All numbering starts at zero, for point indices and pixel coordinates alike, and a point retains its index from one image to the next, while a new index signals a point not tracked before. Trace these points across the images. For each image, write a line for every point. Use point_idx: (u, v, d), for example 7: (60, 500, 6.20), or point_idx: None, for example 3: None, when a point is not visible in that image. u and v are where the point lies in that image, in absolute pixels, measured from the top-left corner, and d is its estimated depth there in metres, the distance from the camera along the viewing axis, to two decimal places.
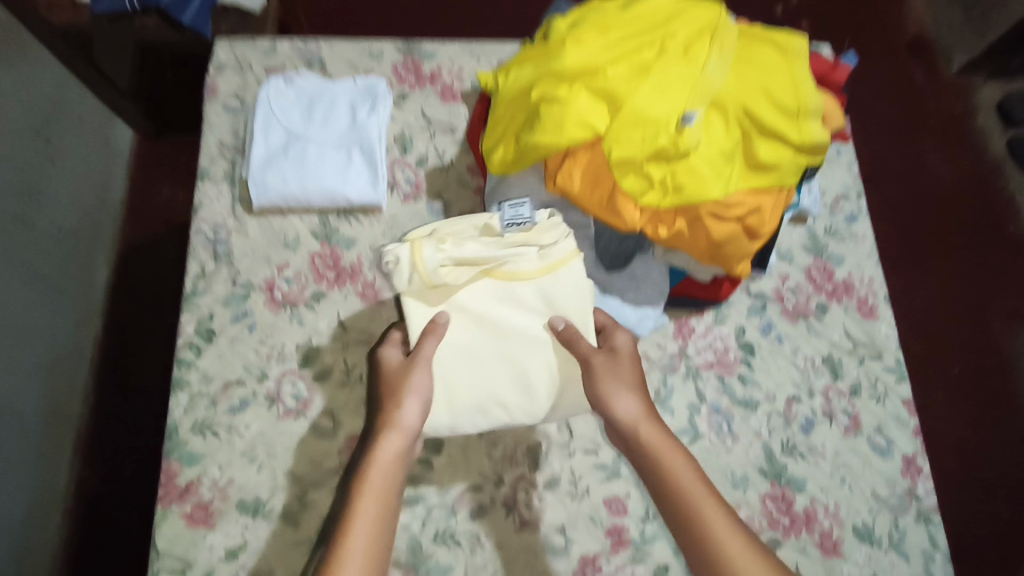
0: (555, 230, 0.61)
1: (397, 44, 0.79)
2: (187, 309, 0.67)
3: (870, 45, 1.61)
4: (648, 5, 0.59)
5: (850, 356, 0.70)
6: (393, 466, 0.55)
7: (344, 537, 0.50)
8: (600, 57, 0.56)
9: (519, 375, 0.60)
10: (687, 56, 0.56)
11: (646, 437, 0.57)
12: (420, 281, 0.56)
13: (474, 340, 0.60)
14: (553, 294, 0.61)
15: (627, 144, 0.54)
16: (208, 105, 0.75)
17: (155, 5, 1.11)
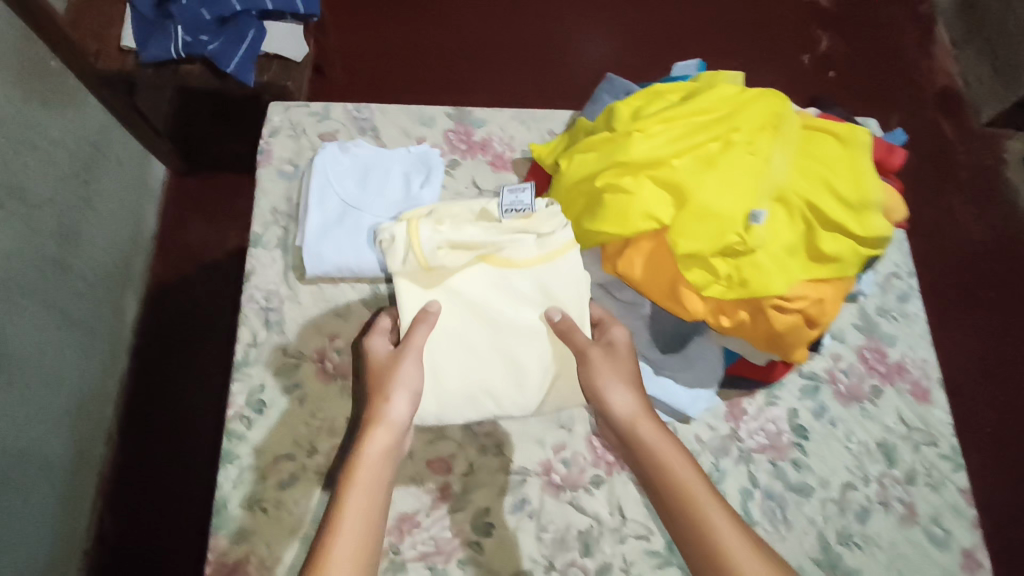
0: (555, 216, 0.60)
1: (447, 112, 0.80)
2: (238, 379, 0.67)
3: (892, 101, 1.66)
4: (712, 94, 0.59)
5: (904, 442, 0.69)
6: (377, 459, 0.53)
7: (335, 525, 0.49)
8: (665, 149, 0.56)
9: (512, 366, 0.60)
10: (752, 148, 0.56)
11: (646, 435, 0.57)
12: (414, 261, 0.56)
13: (466, 327, 0.60)
14: (552, 284, 0.60)
15: (692, 238, 0.54)
16: (263, 170, 0.76)
17: (199, 53, 1.12)
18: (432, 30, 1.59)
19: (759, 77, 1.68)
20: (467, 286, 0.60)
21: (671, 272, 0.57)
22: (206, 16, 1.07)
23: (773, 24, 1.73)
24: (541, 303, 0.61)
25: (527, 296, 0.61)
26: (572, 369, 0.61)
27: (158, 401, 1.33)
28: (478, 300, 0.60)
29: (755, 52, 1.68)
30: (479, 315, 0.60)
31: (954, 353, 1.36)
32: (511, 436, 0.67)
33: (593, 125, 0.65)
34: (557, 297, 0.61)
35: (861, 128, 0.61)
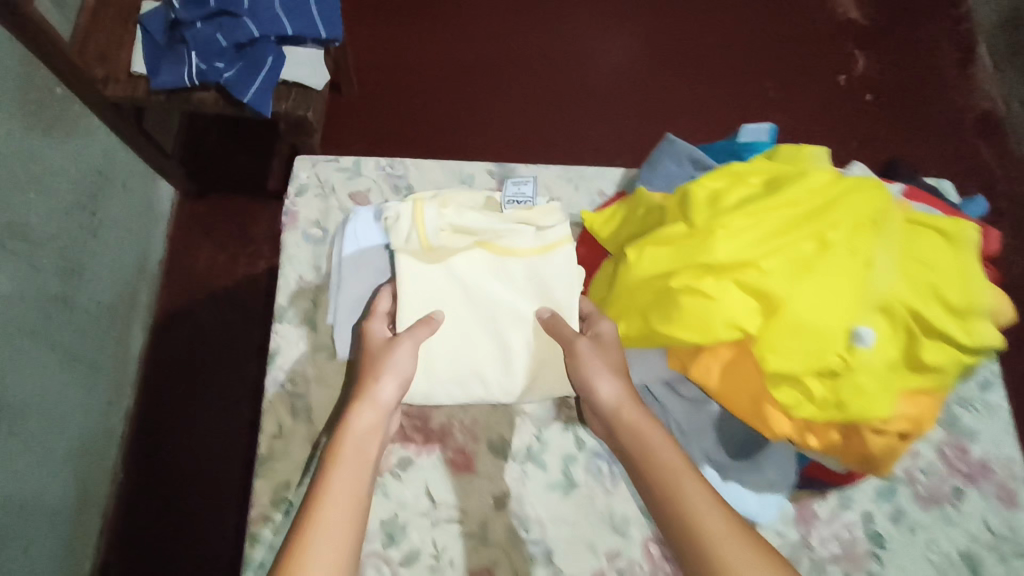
0: (555, 215, 0.64)
1: (489, 168, 0.74)
2: (262, 475, 0.61)
3: (932, 127, 1.60)
4: (806, 181, 0.52)
5: (992, 552, 0.63)
6: (362, 438, 0.52)
7: (319, 502, 0.48)
8: (755, 246, 0.49)
9: (502, 349, 0.62)
10: (853, 251, 0.49)
11: (628, 422, 0.54)
12: (417, 240, 0.60)
13: (461, 306, 0.62)
14: (544, 275, 0.62)
15: (785, 354, 0.48)
16: (288, 234, 0.69)
17: (214, 80, 1.04)
18: (453, 46, 1.51)
19: (798, 100, 1.60)
20: (465, 267, 0.62)
21: (755, 387, 0.50)
22: (223, 43, 1.02)
23: (809, 43, 1.66)
24: (533, 293, 0.63)
25: (519, 284, 0.62)
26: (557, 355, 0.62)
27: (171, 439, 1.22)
28: (474, 279, 0.62)
29: (789, 75, 1.62)
30: (473, 295, 0.62)
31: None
32: (562, 542, 0.60)
33: (662, 202, 0.58)
34: (548, 290, 0.62)
35: (966, 220, 0.55)
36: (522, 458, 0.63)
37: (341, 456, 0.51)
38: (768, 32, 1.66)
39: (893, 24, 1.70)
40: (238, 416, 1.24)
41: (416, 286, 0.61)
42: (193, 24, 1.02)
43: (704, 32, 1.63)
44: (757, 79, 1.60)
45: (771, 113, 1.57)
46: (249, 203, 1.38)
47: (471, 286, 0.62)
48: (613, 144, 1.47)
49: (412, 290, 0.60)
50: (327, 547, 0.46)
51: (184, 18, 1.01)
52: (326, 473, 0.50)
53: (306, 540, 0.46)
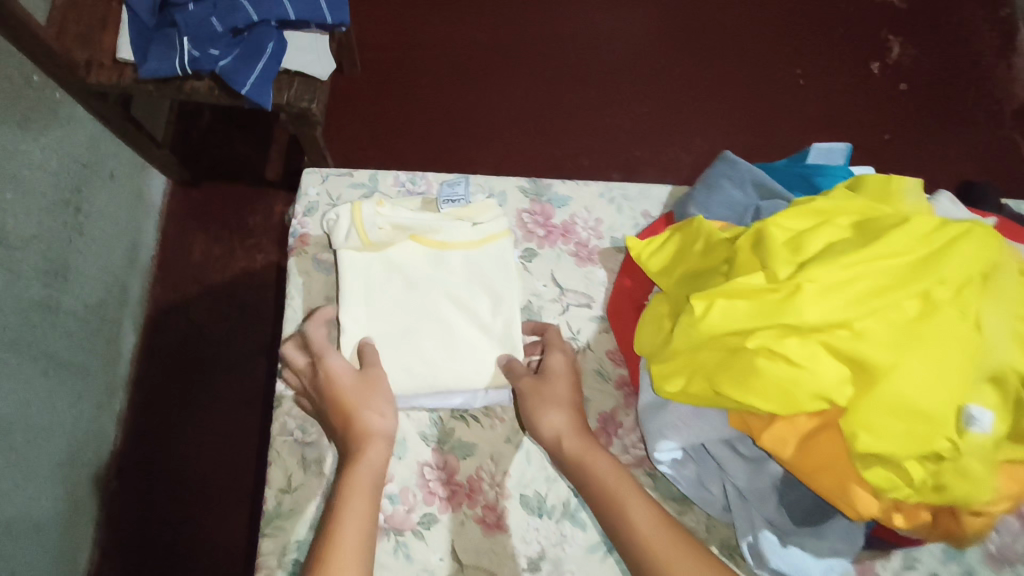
0: (490, 210, 0.60)
1: (521, 184, 0.66)
2: (269, 533, 0.54)
3: (968, 117, 1.53)
4: (901, 229, 0.45)
5: None
6: (368, 473, 0.47)
7: (336, 546, 0.43)
8: (843, 305, 0.44)
9: (447, 352, 0.54)
10: (961, 312, 0.43)
11: (572, 455, 0.51)
12: (358, 240, 0.56)
13: (399, 303, 0.55)
14: (482, 269, 0.57)
15: (879, 431, 0.42)
16: (297, 259, 0.62)
17: (209, 68, 0.95)
18: (464, 23, 1.41)
19: (829, 85, 1.51)
20: (401, 259, 0.56)
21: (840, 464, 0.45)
22: (217, 27, 0.94)
23: (839, 26, 1.57)
24: (473, 283, 0.57)
25: (458, 276, 0.57)
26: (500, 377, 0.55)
27: (170, 442, 1.14)
28: (411, 270, 0.56)
29: (820, 61, 1.53)
30: (412, 288, 0.56)
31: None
32: None
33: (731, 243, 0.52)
34: (488, 280, 0.57)
35: None
36: (559, 516, 0.57)
37: (353, 491, 0.46)
38: (794, 13, 1.57)
39: (926, 8, 1.62)
40: (244, 419, 1.17)
41: (364, 280, 0.55)
42: (187, 6, 0.94)
43: (730, 14, 1.53)
44: (784, 63, 1.50)
45: (802, 98, 1.48)
46: (247, 194, 1.30)
47: (410, 278, 0.56)
48: (634, 131, 1.38)
49: (360, 294, 0.55)
50: None
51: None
52: (338, 512, 0.44)
53: None
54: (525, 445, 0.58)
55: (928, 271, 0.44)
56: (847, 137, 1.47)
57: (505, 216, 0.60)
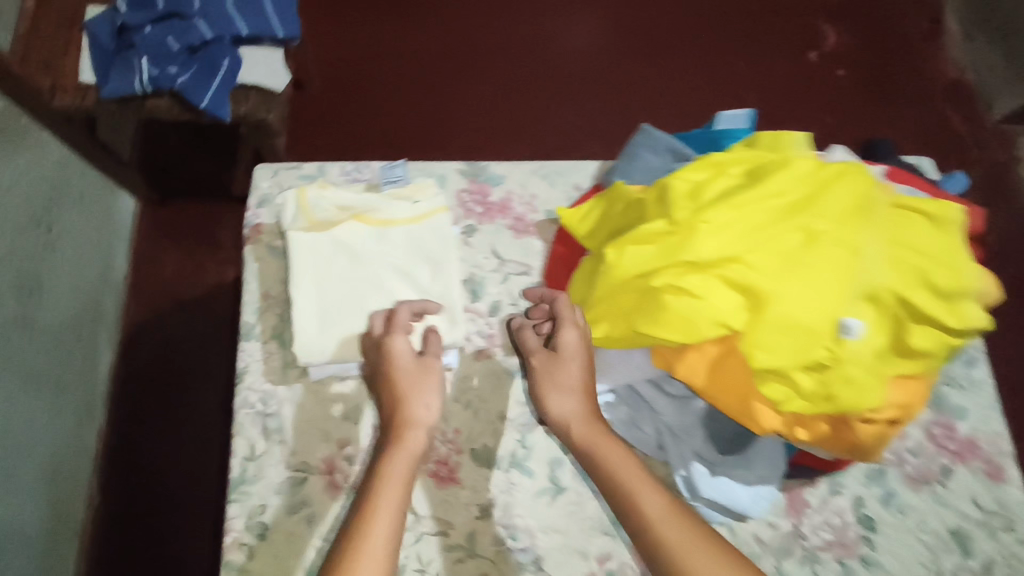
0: (430, 190, 0.65)
1: (460, 167, 0.71)
2: (235, 499, 0.58)
3: (901, 97, 1.63)
4: (785, 172, 0.50)
5: (981, 529, 0.63)
6: (406, 461, 0.50)
7: (364, 525, 0.46)
8: (737, 241, 0.48)
9: (391, 318, 0.58)
10: (840, 242, 0.48)
11: (581, 438, 0.55)
12: (303, 222, 0.61)
13: (344, 278, 0.59)
14: (422, 243, 0.61)
15: (773, 350, 0.47)
16: (251, 246, 0.66)
17: (168, 86, 1.01)
18: (417, 37, 1.50)
19: (770, 74, 1.60)
20: (346, 237, 0.60)
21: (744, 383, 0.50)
22: (173, 46, 1.00)
23: (776, 18, 1.66)
24: (416, 256, 0.61)
25: (400, 250, 0.61)
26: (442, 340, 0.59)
27: (152, 453, 1.17)
28: (356, 246, 0.60)
29: (760, 52, 1.62)
30: (356, 262, 0.60)
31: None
32: (551, 550, 0.59)
33: (640, 196, 0.57)
34: (430, 252, 0.61)
35: (951, 201, 0.53)
36: (507, 466, 0.61)
37: (388, 480, 0.49)
38: (734, 6, 1.66)
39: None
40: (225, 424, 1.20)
41: (309, 257, 0.59)
42: (143, 28, 1.01)
43: (673, 13, 1.62)
44: (727, 55, 1.59)
45: (746, 87, 1.57)
46: (215, 208, 1.34)
47: (354, 253, 0.60)
48: (587, 127, 1.45)
49: (308, 271, 0.59)
50: None
51: (133, 22, 1.01)
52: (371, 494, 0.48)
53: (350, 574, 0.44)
54: (473, 404, 0.63)
55: (808, 206, 0.49)
56: (790, 123, 1.55)
57: (444, 194, 0.65)
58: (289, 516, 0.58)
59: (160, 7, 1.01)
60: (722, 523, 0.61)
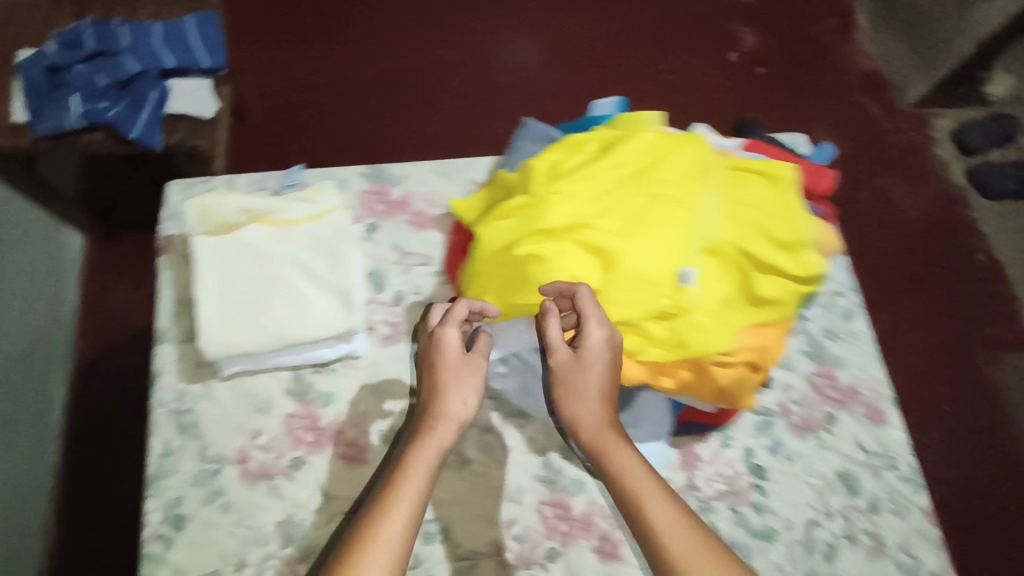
0: (329, 191, 0.69)
1: (361, 170, 0.75)
2: (152, 494, 0.61)
3: (820, 89, 1.73)
4: (630, 146, 0.56)
5: (865, 470, 0.68)
6: (437, 447, 0.53)
7: (394, 497, 0.49)
8: (587, 208, 0.54)
9: (293, 311, 0.62)
10: (680, 202, 0.54)
11: (595, 442, 0.53)
12: (207, 228, 0.65)
13: (248, 276, 0.63)
14: (321, 239, 0.65)
15: (626, 303, 0.52)
16: (161, 255, 0.69)
17: (100, 121, 1.03)
18: (353, 62, 1.59)
19: (694, 77, 1.70)
20: (248, 239, 0.64)
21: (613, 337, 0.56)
22: (102, 82, 1.04)
23: (695, 26, 1.77)
24: (316, 252, 0.65)
25: (301, 248, 0.65)
26: (342, 327, 0.62)
27: (112, 481, 1.19)
28: (258, 246, 0.64)
29: (682, 57, 1.72)
30: (261, 260, 0.63)
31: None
32: (459, 519, 0.62)
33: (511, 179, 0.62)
34: (329, 248, 0.65)
35: (786, 162, 0.59)
36: None
37: (419, 463, 0.52)
38: (656, 16, 1.77)
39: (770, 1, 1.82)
40: None
41: (213, 259, 0.62)
42: (73, 66, 1.04)
43: (598, 26, 1.72)
44: (652, 63, 1.70)
45: (669, 93, 1.67)
46: None
47: (258, 252, 0.64)
48: None
49: (212, 273, 0.62)
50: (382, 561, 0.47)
51: (63, 62, 1.04)
52: (402, 474, 0.51)
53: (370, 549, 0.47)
54: (380, 388, 0.66)
55: (649, 174, 0.55)
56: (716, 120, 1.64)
57: (343, 193, 0.69)
58: (204, 506, 0.61)
59: (90, 47, 1.05)
60: None
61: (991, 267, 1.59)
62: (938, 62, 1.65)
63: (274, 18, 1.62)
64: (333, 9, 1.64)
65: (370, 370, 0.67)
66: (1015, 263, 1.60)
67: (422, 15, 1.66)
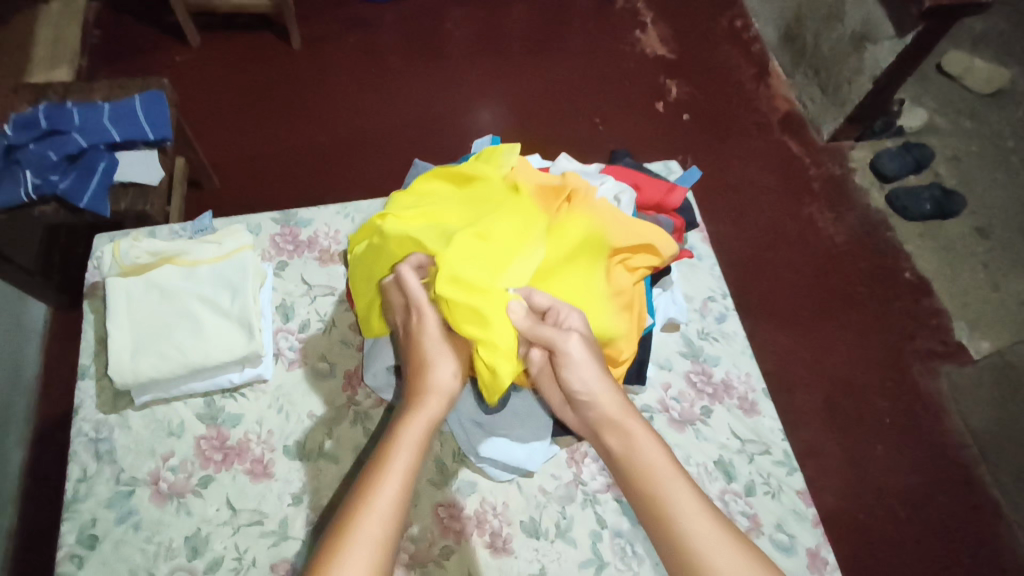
0: (234, 232, 0.77)
1: (273, 216, 0.83)
2: (68, 517, 0.65)
3: (744, 130, 1.87)
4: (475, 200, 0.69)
5: (740, 456, 0.73)
6: (425, 419, 0.58)
7: (389, 461, 0.54)
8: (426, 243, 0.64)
9: (195, 337, 0.69)
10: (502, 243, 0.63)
11: (620, 431, 0.59)
12: (119, 270, 0.73)
13: (156, 310, 0.70)
14: (223, 272, 0.73)
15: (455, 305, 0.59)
16: (86, 301, 0.76)
17: (52, 191, 1.13)
18: (304, 132, 1.72)
19: (625, 126, 1.84)
20: (157, 278, 0.72)
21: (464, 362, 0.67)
22: (53, 157, 1.13)
23: (623, 82, 1.92)
24: (219, 285, 0.72)
25: (206, 282, 0.72)
26: (240, 349, 0.69)
27: None
28: (165, 283, 0.71)
29: (613, 110, 1.86)
30: (167, 296, 0.71)
31: (790, 355, 1.55)
32: None
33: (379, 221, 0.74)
34: (231, 280, 0.72)
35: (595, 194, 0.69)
36: (316, 456, 0.69)
37: (409, 433, 0.56)
38: (588, 75, 1.92)
39: (692, 55, 1.99)
40: None
41: (125, 297, 0.70)
42: (26, 146, 1.14)
43: (533, 89, 1.87)
44: (586, 116, 1.84)
45: (601, 142, 1.80)
46: None
47: (164, 289, 0.71)
48: None
49: (124, 309, 0.70)
50: (372, 523, 0.51)
51: (17, 142, 1.14)
52: (393, 444, 0.55)
53: (362, 511, 0.51)
54: (285, 408, 0.72)
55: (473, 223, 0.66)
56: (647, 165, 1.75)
57: (247, 233, 0.77)
58: (116, 525, 0.65)
59: (43, 127, 1.14)
60: (509, 479, 0.70)
61: (919, 284, 1.66)
62: (844, 100, 1.78)
63: (231, 95, 1.75)
64: (285, 85, 1.79)
65: (277, 392, 0.73)
66: (942, 278, 1.67)
67: (370, 86, 1.81)
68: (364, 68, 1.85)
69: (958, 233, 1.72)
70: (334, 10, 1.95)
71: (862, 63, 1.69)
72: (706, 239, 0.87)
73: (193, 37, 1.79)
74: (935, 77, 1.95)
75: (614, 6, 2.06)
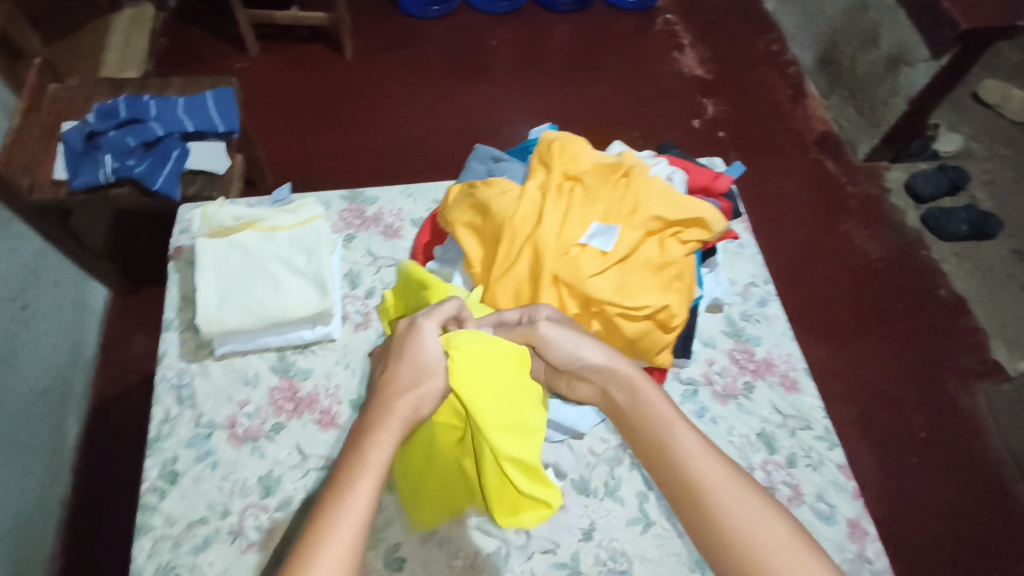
0: (308, 205, 0.84)
1: (343, 195, 0.90)
2: (152, 453, 0.70)
3: (780, 148, 1.91)
4: (536, 214, 0.70)
5: (782, 430, 0.76)
6: (393, 436, 0.54)
7: (355, 470, 0.50)
8: (505, 386, 0.62)
9: (274, 294, 0.75)
10: (568, 268, 0.68)
11: (624, 376, 0.62)
12: (206, 231, 0.80)
13: (238, 267, 0.76)
14: (298, 237, 0.79)
15: (522, 487, 0.61)
16: (171, 262, 0.83)
17: (128, 175, 1.20)
18: (353, 138, 1.80)
19: (661, 141, 1.89)
20: (239, 238, 0.78)
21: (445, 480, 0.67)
22: (132, 142, 1.21)
23: (660, 100, 1.98)
24: (294, 247, 0.78)
25: (284, 245, 0.78)
26: (314, 306, 0.74)
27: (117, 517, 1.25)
28: (246, 244, 0.78)
29: (652, 125, 1.92)
30: (248, 256, 0.77)
31: (824, 367, 1.56)
32: None
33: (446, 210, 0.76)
34: (306, 243, 0.78)
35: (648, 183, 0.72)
36: None
37: (376, 446, 0.52)
38: (628, 92, 1.99)
39: (729, 77, 2.04)
40: None
41: (210, 253, 0.77)
42: (108, 133, 1.23)
43: (573, 104, 1.94)
44: (624, 131, 1.90)
45: None
46: None
47: (247, 250, 0.77)
48: None
49: (210, 264, 0.76)
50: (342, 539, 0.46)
51: (99, 129, 1.23)
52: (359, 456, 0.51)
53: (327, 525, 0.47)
54: (351, 364, 0.77)
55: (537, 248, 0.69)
56: None
57: (320, 205, 0.83)
58: (195, 463, 0.70)
59: (122, 116, 1.25)
60: (560, 440, 0.74)
61: (955, 303, 1.66)
62: (880, 121, 1.81)
63: (286, 101, 1.85)
64: (337, 94, 1.88)
65: (344, 350, 0.78)
66: (979, 298, 1.67)
67: (417, 97, 1.90)
68: (412, 80, 1.93)
69: (995, 255, 1.73)
70: (384, 26, 2.05)
71: (897, 85, 1.73)
72: (749, 229, 0.91)
73: (254, 46, 1.90)
74: (971, 105, 1.98)
75: (653, 29, 2.14)
